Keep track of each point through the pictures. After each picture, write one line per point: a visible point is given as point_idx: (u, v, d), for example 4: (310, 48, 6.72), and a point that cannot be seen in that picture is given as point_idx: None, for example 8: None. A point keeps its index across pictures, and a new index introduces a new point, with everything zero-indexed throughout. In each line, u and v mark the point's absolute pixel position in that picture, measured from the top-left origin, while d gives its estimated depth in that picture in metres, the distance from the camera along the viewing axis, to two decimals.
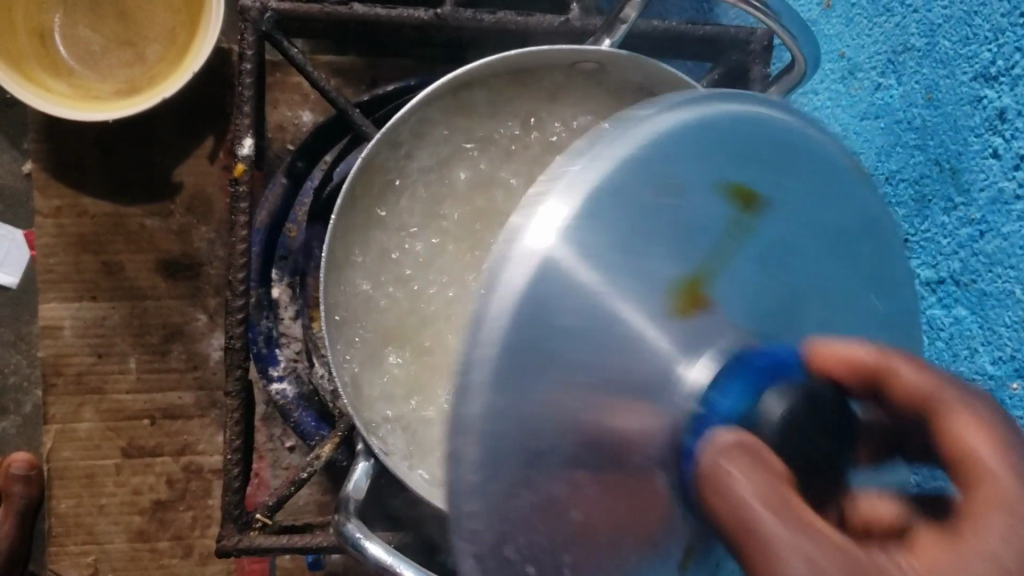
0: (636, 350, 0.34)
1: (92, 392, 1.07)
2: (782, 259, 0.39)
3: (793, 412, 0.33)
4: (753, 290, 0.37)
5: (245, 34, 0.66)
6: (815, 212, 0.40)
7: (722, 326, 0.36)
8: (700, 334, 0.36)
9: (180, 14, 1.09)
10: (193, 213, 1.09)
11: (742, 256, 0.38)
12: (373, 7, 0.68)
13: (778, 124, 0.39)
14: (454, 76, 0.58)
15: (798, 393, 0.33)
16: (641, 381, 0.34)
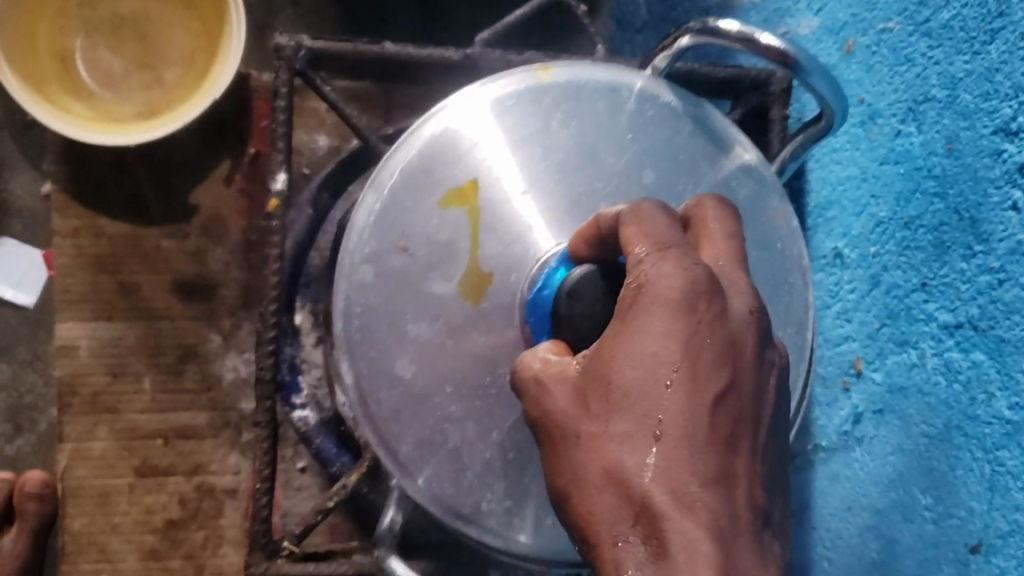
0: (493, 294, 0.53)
1: (106, 412, 1.08)
2: (544, 210, 0.54)
3: (578, 286, 0.48)
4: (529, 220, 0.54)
5: (280, 72, 0.68)
6: (540, 163, 0.55)
7: (525, 241, 0.53)
8: (511, 261, 0.53)
9: (200, 38, 1.10)
10: (209, 235, 1.10)
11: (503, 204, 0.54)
12: (404, 47, 0.70)
13: (502, 116, 0.55)
14: None
15: (591, 273, 0.48)
16: (485, 310, 0.53)
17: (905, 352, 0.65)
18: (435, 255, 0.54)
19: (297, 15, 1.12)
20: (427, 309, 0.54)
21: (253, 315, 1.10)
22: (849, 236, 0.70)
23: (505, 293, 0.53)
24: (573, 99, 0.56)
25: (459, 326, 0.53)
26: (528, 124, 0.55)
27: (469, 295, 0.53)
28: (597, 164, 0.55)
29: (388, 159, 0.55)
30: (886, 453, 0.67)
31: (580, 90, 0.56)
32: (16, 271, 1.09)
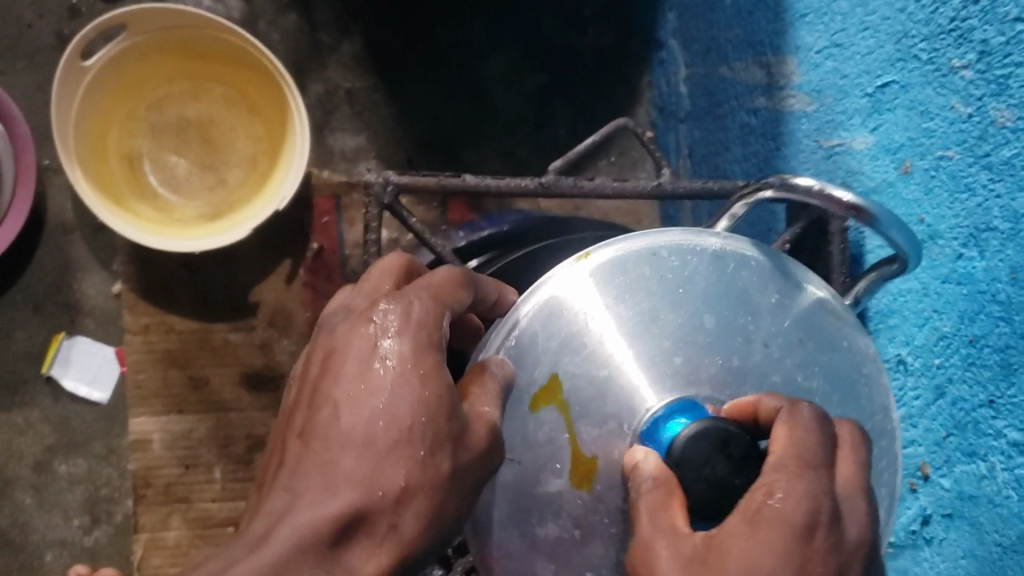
0: (701, 299, 0.58)
1: (180, 501, 1.12)
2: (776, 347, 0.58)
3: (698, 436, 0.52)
4: (716, 340, 0.57)
5: (370, 208, 0.73)
6: (813, 363, 0.58)
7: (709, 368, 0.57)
8: (660, 331, 0.57)
9: (262, 141, 1.15)
10: (274, 326, 1.15)
11: (739, 353, 0.57)
12: (483, 179, 0.74)
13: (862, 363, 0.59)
14: (575, 298, 0.57)
15: (705, 430, 0.51)
16: (724, 324, 0.57)
17: (973, 463, 0.68)
18: (644, 300, 0.57)
19: (354, 113, 1.18)
20: (660, 292, 0.57)
21: None
22: (912, 345, 0.74)
23: (662, 326, 0.57)
24: (712, 335, 0.57)
25: (660, 284, 0.57)
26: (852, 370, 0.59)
27: (581, 483, 0.56)
28: (773, 333, 0.58)
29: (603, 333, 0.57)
30: (957, 556, 0.70)
31: (789, 347, 0.58)
32: (89, 368, 1.12)
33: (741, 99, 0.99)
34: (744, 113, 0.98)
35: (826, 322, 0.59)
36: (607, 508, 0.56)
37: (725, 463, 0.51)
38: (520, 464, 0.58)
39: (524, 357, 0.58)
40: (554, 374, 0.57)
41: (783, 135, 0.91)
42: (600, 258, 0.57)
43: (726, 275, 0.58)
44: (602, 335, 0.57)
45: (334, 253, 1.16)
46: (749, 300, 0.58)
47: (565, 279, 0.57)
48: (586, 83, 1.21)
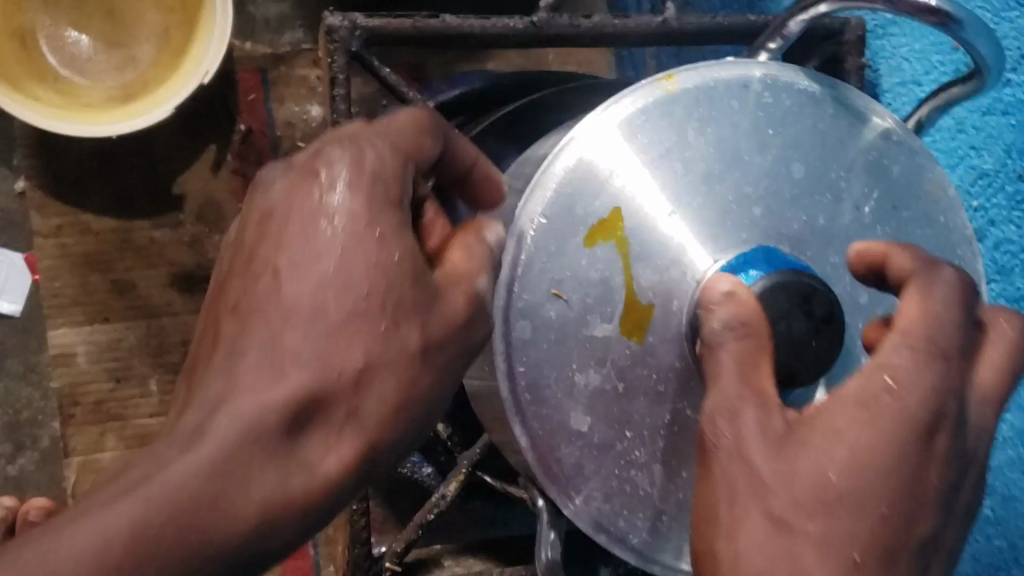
0: (789, 148, 0.52)
1: (113, 419, 1.02)
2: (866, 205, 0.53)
3: (768, 288, 0.47)
4: (801, 195, 0.51)
5: (336, 56, 0.62)
6: (904, 227, 0.53)
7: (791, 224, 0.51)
8: (740, 183, 0.51)
9: (175, 13, 1.02)
10: (204, 221, 1.03)
11: (824, 208, 0.52)
12: (466, 19, 0.64)
13: (953, 238, 0.54)
14: (653, 142, 0.51)
15: (773, 281, 0.47)
16: (811, 177, 0.52)
17: None
18: (726, 148, 0.51)
19: None
20: (746, 135, 0.51)
21: None
22: None
23: (744, 176, 0.51)
24: (797, 190, 0.52)
25: (749, 127, 0.51)
26: (939, 243, 0.54)
27: (633, 332, 0.50)
28: (864, 186, 0.53)
29: (682, 186, 0.51)
30: None
31: (876, 208, 0.53)
32: None
33: None
34: None
35: (920, 183, 0.54)
36: (657, 364, 0.50)
37: (801, 313, 0.47)
38: (568, 303, 0.50)
39: (584, 185, 0.50)
40: (617, 208, 0.50)
41: None
42: (686, 84, 0.51)
43: (815, 123, 0.52)
44: (678, 177, 0.51)
45: (264, 135, 1.03)
46: (840, 148, 0.53)
47: (643, 103, 0.51)
48: None
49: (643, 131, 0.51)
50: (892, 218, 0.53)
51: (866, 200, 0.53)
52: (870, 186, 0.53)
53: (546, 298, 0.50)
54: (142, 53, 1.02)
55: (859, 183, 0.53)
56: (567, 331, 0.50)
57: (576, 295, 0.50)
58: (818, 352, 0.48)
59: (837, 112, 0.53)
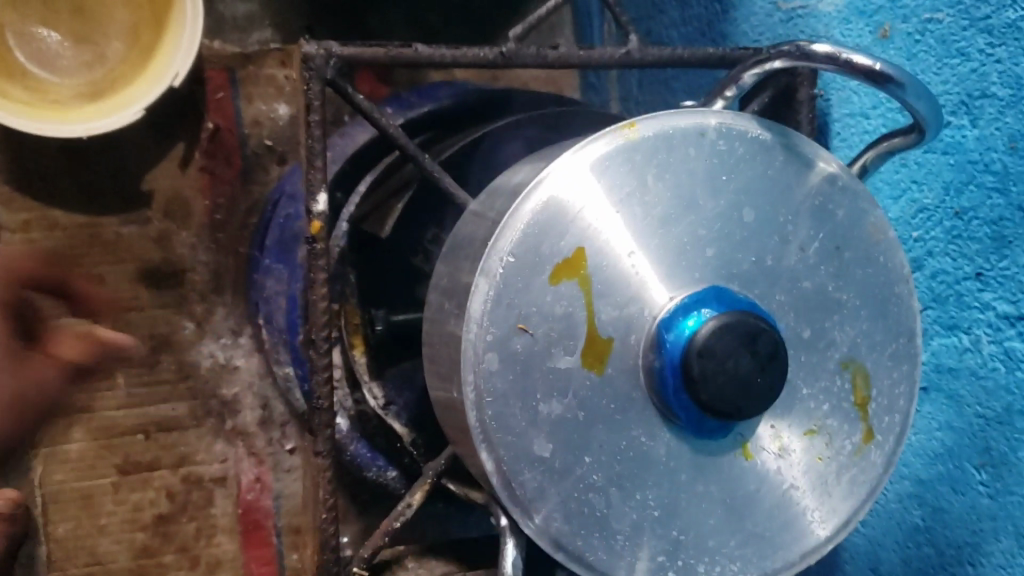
0: (742, 193, 0.55)
1: (81, 411, 1.04)
2: (812, 247, 0.56)
3: (719, 327, 0.50)
4: (751, 239, 0.55)
5: (311, 84, 0.64)
6: (846, 267, 0.57)
7: (740, 264, 0.55)
8: (694, 227, 0.54)
9: (144, 11, 1.04)
10: (171, 217, 1.05)
11: (773, 250, 0.55)
12: (437, 49, 0.66)
13: (891, 279, 0.58)
14: (615, 186, 0.53)
15: (723, 320, 0.51)
16: (761, 221, 0.55)
17: (954, 336, 0.67)
18: (683, 193, 0.54)
19: None
20: (702, 181, 0.54)
21: (226, 298, 1.07)
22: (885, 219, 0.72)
23: (698, 220, 0.54)
24: (748, 233, 0.55)
25: (705, 173, 0.55)
26: (878, 282, 0.58)
27: (593, 365, 0.53)
28: (811, 229, 0.56)
29: (641, 228, 0.54)
30: (932, 429, 0.70)
31: (821, 250, 0.56)
32: None
33: None
34: None
35: (863, 226, 0.57)
36: (614, 393, 0.54)
37: (748, 352, 0.51)
38: (533, 337, 0.53)
39: (550, 226, 0.53)
40: (580, 248, 0.53)
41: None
42: (647, 132, 0.54)
43: (766, 170, 0.56)
44: (638, 221, 0.54)
45: (232, 133, 1.06)
46: (789, 194, 0.56)
47: (607, 149, 0.53)
48: None
49: (605, 176, 0.53)
50: (836, 259, 0.56)
51: (812, 242, 0.56)
52: (818, 229, 0.56)
53: (511, 333, 0.53)
54: (109, 50, 1.03)
55: (807, 226, 0.56)
56: (531, 363, 0.53)
57: (542, 329, 0.53)
58: (763, 388, 0.52)
59: (788, 159, 0.56)
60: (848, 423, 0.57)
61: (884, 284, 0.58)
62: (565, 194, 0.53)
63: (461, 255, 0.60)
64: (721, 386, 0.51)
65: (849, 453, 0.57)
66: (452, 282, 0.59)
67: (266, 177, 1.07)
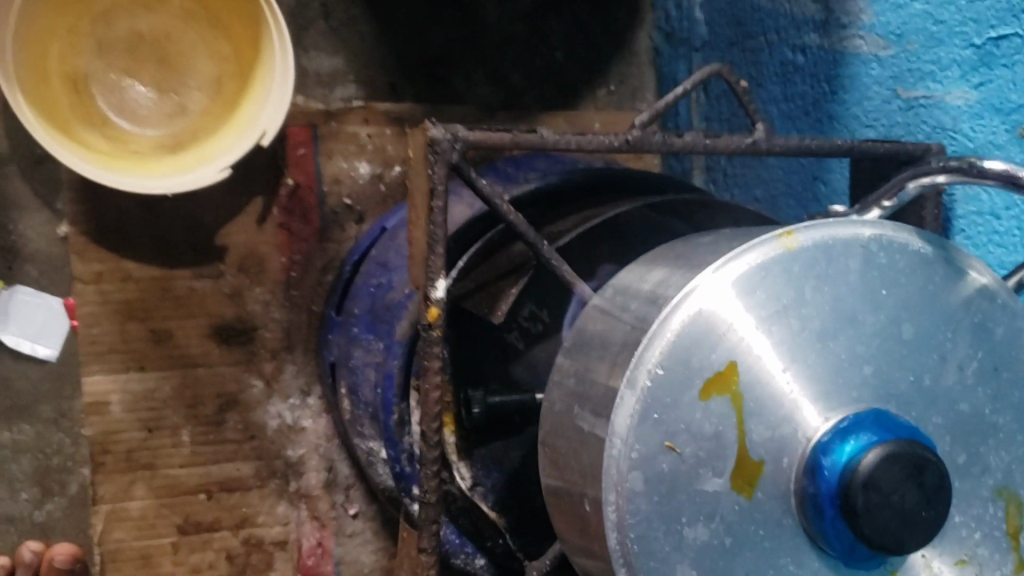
0: (900, 308, 0.52)
1: (144, 468, 1.01)
2: (970, 367, 0.53)
3: (881, 456, 0.48)
4: (909, 358, 0.52)
5: (436, 167, 0.62)
6: (1002, 389, 0.54)
7: (898, 385, 0.52)
8: (852, 343, 0.51)
9: (228, 63, 1.02)
10: (246, 273, 1.03)
11: (931, 369, 0.52)
12: (564, 134, 0.65)
13: None
14: (773, 297, 0.50)
15: (886, 449, 0.48)
16: (920, 339, 0.52)
17: None
18: (841, 307, 0.51)
19: (330, 30, 1.04)
20: (861, 295, 0.52)
21: (297, 357, 1.05)
22: None
23: (857, 336, 0.51)
24: (906, 351, 0.52)
25: (864, 287, 0.52)
26: None
27: (743, 488, 0.50)
28: (969, 348, 0.53)
29: (799, 343, 0.50)
30: None
31: (978, 371, 0.54)
32: (34, 321, 0.98)
33: (784, 33, 0.92)
34: (787, 48, 0.91)
35: (1018, 345, 0.55)
36: (764, 518, 0.50)
37: (910, 484, 0.48)
38: (680, 456, 0.50)
39: (702, 338, 0.50)
40: (732, 363, 0.50)
41: (841, 78, 0.84)
42: (806, 241, 0.51)
43: (924, 284, 0.53)
44: (794, 335, 0.50)
45: (311, 190, 1.04)
46: (949, 311, 0.53)
47: (764, 258, 0.50)
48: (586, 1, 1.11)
49: (763, 286, 0.50)
50: (991, 381, 0.54)
51: (969, 362, 0.53)
52: (975, 348, 0.54)
53: (658, 451, 0.49)
54: (192, 102, 1.02)
55: (964, 345, 0.53)
56: (678, 484, 0.50)
57: (688, 446, 0.50)
58: (929, 521, 0.49)
59: (946, 273, 0.54)
60: (1000, 553, 0.54)
61: None
62: (719, 303, 0.50)
63: (591, 353, 0.57)
64: (886, 521, 0.48)
65: None
66: (582, 383, 0.57)
67: (343, 235, 1.06)
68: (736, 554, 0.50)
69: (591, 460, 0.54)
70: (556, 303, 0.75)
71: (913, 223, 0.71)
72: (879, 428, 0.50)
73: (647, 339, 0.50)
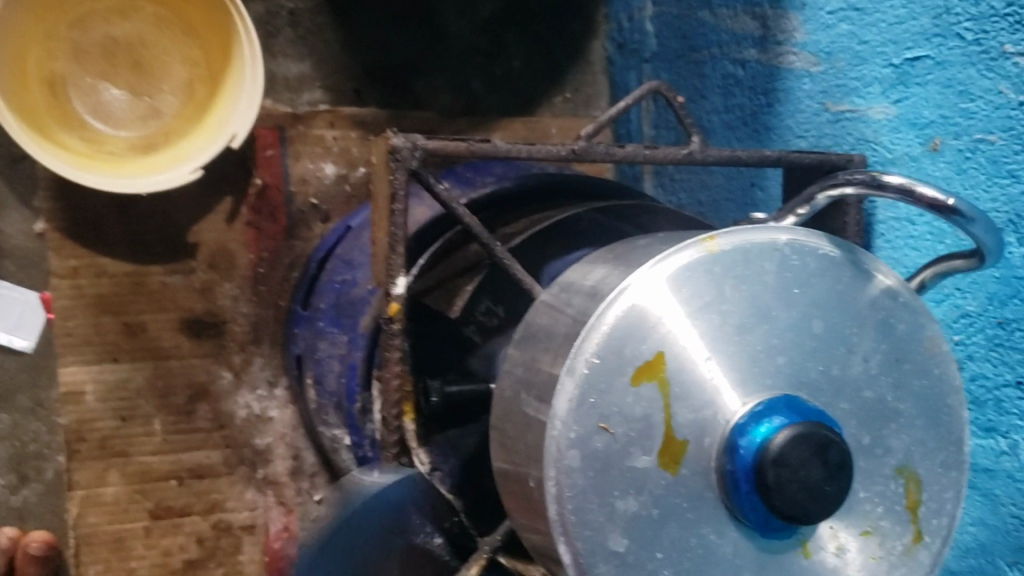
0: (811, 305, 0.58)
1: (117, 456, 1.06)
2: (873, 358, 0.60)
3: (790, 437, 0.54)
4: (819, 349, 0.58)
5: (396, 174, 0.67)
6: (904, 380, 0.61)
7: (808, 374, 0.58)
8: (769, 337, 0.57)
9: (200, 68, 1.07)
10: (216, 269, 1.08)
11: (838, 360, 0.59)
12: (515, 145, 0.70)
13: (943, 390, 0.62)
14: (698, 295, 0.56)
15: (795, 430, 0.54)
16: (829, 333, 0.59)
17: (991, 438, 0.70)
18: (759, 304, 0.57)
19: (298, 38, 1.09)
20: (776, 293, 0.58)
21: (265, 349, 1.10)
22: None
23: (772, 329, 0.57)
24: (816, 343, 0.58)
25: (779, 286, 0.58)
26: (931, 394, 0.61)
27: (669, 465, 0.56)
28: (873, 341, 0.60)
29: (721, 337, 0.56)
30: (965, 522, 0.73)
31: (881, 361, 0.60)
32: (11, 316, 1.02)
33: (725, 47, 0.98)
34: (728, 62, 0.98)
35: (919, 339, 0.61)
36: (688, 493, 0.56)
37: (817, 461, 0.55)
38: (613, 435, 0.55)
39: (634, 331, 0.56)
40: (661, 352, 0.56)
41: (776, 92, 0.90)
42: (726, 245, 0.57)
43: (833, 283, 0.59)
44: (715, 329, 0.56)
45: (279, 190, 1.09)
46: (857, 308, 0.60)
47: (689, 260, 0.56)
48: (541, 12, 1.17)
49: (689, 285, 0.56)
50: (894, 372, 0.60)
51: (873, 353, 0.60)
52: (878, 341, 0.60)
53: (594, 431, 0.55)
54: (164, 104, 1.06)
55: (869, 338, 0.60)
56: (611, 461, 0.55)
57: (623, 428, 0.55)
58: (832, 496, 0.55)
59: (853, 274, 0.60)
60: (898, 524, 0.60)
61: (937, 395, 0.62)
62: (649, 301, 0.56)
63: (537, 345, 0.63)
64: (794, 491, 0.54)
65: (900, 553, 0.61)
66: (528, 373, 0.62)
67: (309, 233, 1.11)
68: (664, 525, 0.56)
69: (535, 442, 0.60)
70: (508, 300, 0.81)
71: (837, 227, 0.78)
72: (789, 412, 0.56)
73: (585, 331, 0.56)
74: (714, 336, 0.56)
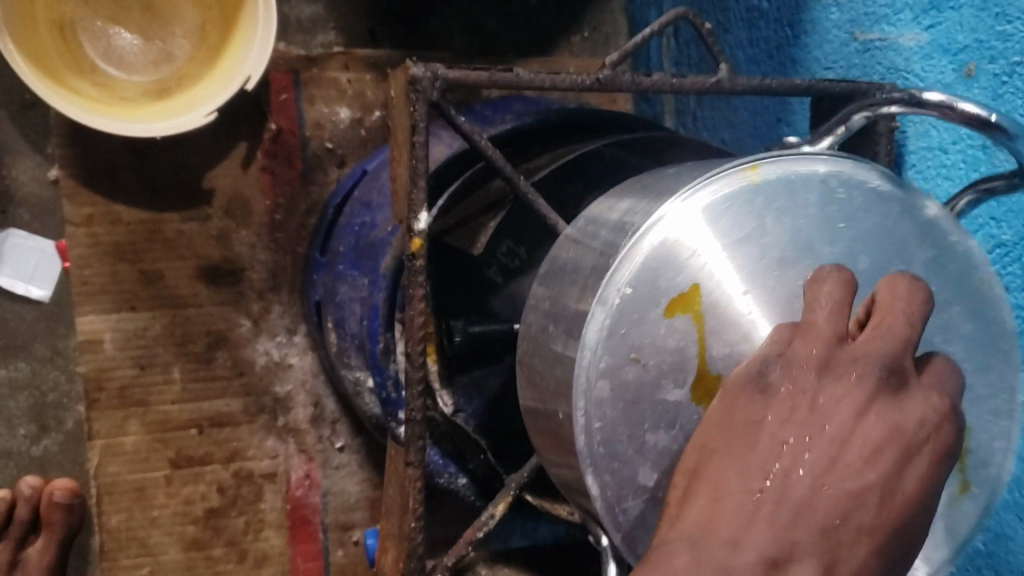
0: (856, 240, 0.56)
1: (136, 405, 1.06)
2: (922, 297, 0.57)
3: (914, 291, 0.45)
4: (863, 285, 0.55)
5: (417, 105, 0.66)
6: (955, 322, 0.57)
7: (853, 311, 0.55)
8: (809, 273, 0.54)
9: (212, 10, 1.05)
10: (232, 215, 1.06)
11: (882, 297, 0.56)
12: (538, 75, 0.68)
13: (998, 338, 0.58)
14: (736, 227, 0.54)
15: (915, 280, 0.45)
16: (873, 269, 0.56)
17: None
18: (801, 237, 0.54)
19: None
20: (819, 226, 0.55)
21: (283, 296, 1.08)
22: None
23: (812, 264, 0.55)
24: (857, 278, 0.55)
25: (824, 219, 0.55)
26: (984, 339, 0.58)
27: (702, 400, 0.54)
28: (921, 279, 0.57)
29: (761, 272, 0.54)
30: None
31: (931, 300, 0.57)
32: (26, 264, 1.03)
33: None
34: None
35: (972, 281, 0.58)
36: None
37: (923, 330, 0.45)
38: (643, 367, 0.54)
39: (668, 262, 0.54)
40: (695, 284, 0.54)
41: (801, 23, 0.88)
42: (769, 176, 0.55)
43: (882, 219, 0.56)
44: (753, 262, 0.54)
45: (293, 135, 1.07)
46: (903, 241, 0.57)
47: (729, 190, 0.54)
48: None
49: (729, 217, 0.54)
50: (943, 312, 0.57)
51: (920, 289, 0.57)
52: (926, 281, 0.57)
53: (623, 363, 0.54)
54: (177, 48, 1.05)
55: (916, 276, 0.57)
56: (640, 394, 0.54)
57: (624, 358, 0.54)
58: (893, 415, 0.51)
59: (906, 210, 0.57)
60: (949, 468, 0.56)
61: (989, 341, 0.58)
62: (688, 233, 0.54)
63: (564, 278, 0.61)
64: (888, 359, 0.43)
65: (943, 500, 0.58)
66: (556, 305, 0.61)
67: (325, 178, 1.09)
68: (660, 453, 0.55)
69: (564, 375, 0.58)
70: (531, 238, 0.79)
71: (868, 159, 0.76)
72: None
73: (622, 261, 0.55)
74: (753, 270, 0.54)
